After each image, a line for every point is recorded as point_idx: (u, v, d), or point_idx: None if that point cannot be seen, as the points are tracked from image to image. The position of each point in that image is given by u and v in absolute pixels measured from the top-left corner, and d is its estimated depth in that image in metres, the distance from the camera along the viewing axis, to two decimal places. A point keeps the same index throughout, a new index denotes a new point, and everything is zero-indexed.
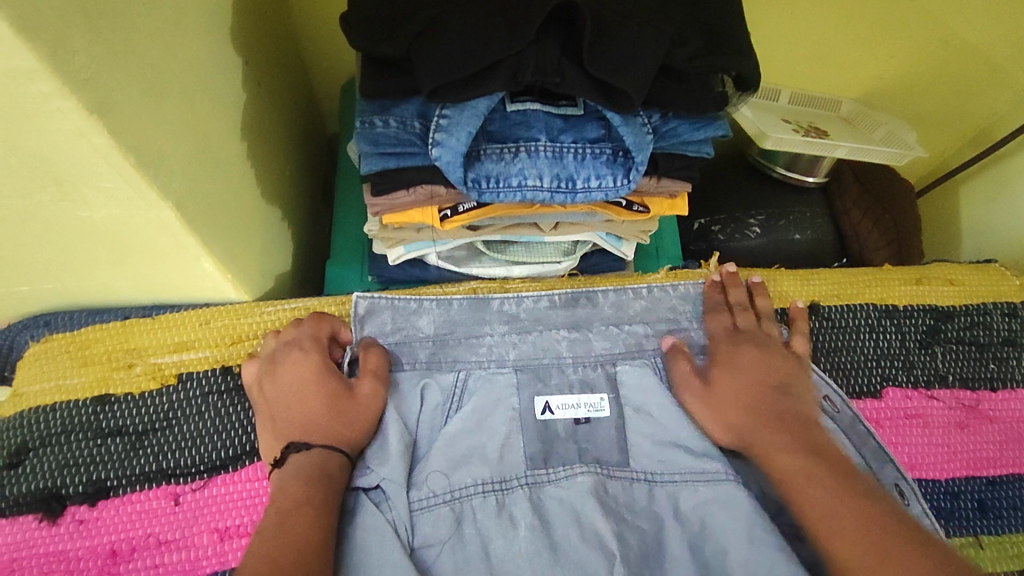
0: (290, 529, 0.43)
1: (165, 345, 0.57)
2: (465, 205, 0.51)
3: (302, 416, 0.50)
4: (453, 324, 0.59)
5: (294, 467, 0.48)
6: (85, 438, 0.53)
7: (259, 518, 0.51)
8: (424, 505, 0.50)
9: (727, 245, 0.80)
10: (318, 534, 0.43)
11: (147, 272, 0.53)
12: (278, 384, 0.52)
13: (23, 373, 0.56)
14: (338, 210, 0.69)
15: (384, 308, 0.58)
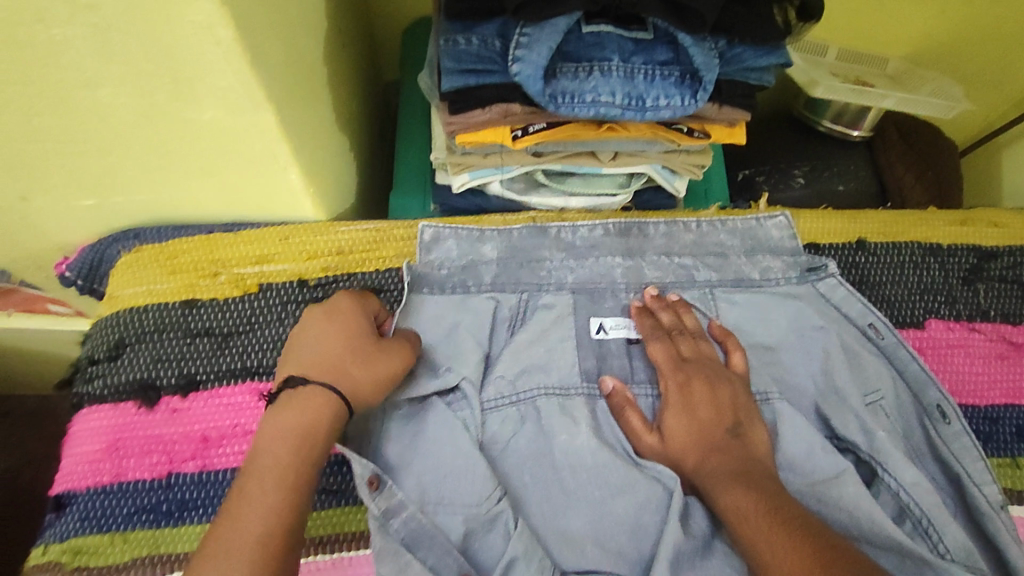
0: (258, 489, 0.39)
1: (248, 257, 0.60)
2: (536, 125, 0.54)
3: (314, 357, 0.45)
4: (517, 251, 0.62)
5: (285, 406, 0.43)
6: (176, 336, 0.57)
7: None
8: (494, 405, 0.54)
9: (772, 196, 0.82)
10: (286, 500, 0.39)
11: (236, 184, 0.57)
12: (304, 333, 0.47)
13: (116, 279, 0.60)
14: (402, 145, 0.72)
15: (449, 236, 0.62)
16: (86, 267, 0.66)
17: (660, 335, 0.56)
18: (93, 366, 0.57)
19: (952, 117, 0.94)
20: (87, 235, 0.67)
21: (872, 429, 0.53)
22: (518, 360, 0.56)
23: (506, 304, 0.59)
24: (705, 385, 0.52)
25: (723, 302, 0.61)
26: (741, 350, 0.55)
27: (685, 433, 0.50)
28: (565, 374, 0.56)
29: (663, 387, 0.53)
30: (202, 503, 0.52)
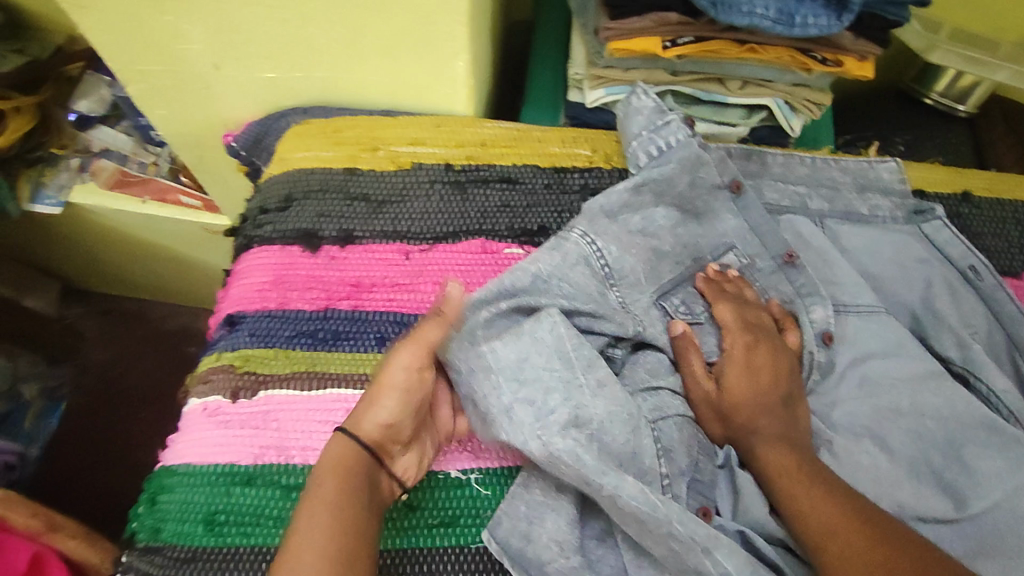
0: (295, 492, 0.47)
1: (404, 138, 0.68)
2: (684, 38, 0.60)
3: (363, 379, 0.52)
4: (700, 162, 0.63)
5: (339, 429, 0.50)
6: (338, 197, 0.65)
7: (479, 279, 0.62)
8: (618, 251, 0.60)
9: None
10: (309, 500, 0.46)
11: (407, 67, 0.65)
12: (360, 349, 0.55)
13: (287, 145, 0.69)
14: (535, 67, 0.79)
15: (632, 112, 0.66)
16: (250, 140, 0.74)
17: (728, 300, 0.60)
18: (263, 214, 0.65)
19: None
20: (253, 111, 0.76)
21: (969, 343, 0.59)
22: (634, 219, 0.62)
23: (646, 176, 0.62)
24: (762, 354, 0.57)
25: (832, 229, 0.65)
26: (797, 330, 0.60)
27: (743, 386, 0.55)
28: (677, 272, 0.62)
29: (730, 344, 0.58)
30: (354, 335, 0.60)
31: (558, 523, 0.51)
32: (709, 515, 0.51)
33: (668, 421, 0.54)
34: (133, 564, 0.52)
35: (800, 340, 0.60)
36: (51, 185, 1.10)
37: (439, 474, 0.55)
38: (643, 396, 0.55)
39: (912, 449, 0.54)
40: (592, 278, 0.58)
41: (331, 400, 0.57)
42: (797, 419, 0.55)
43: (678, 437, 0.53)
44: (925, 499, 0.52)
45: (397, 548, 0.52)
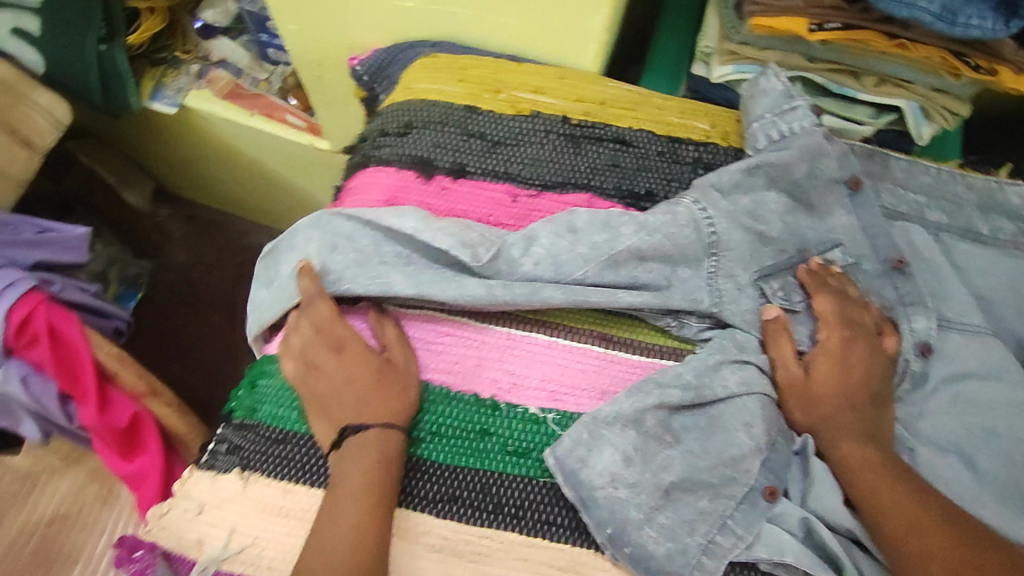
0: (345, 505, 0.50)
1: (526, 85, 0.69)
2: (833, 23, 0.58)
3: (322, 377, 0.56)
4: (823, 152, 0.62)
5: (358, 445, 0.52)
6: (456, 132, 0.67)
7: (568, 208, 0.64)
8: (725, 227, 0.60)
9: None
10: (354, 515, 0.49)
11: (545, 14, 0.66)
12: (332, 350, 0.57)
13: (414, 75, 0.71)
14: (661, 35, 0.78)
15: (761, 92, 0.65)
16: (375, 65, 0.77)
17: (831, 294, 0.59)
18: (383, 137, 0.68)
19: None
20: (382, 37, 0.78)
21: None
22: (747, 196, 0.62)
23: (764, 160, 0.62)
24: (859, 352, 0.57)
25: (947, 245, 0.64)
26: (895, 336, 0.59)
27: (831, 379, 0.56)
28: (779, 260, 0.61)
29: (825, 336, 0.58)
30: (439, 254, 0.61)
31: (614, 457, 0.52)
32: (775, 495, 0.52)
33: (749, 395, 0.55)
34: (228, 436, 0.58)
35: (896, 348, 0.59)
36: (171, 86, 1.17)
37: (519, 408, 0.57)
38: (731, 365, 0.57)
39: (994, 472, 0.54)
40: (691, 258, 0.60)
41: (441, 323, 0.60)
42: (881, 423, 0.55)
43: (757, 414, 0.54)
44: (999, 519, 0.52)
45: (470, 467, 0.55)
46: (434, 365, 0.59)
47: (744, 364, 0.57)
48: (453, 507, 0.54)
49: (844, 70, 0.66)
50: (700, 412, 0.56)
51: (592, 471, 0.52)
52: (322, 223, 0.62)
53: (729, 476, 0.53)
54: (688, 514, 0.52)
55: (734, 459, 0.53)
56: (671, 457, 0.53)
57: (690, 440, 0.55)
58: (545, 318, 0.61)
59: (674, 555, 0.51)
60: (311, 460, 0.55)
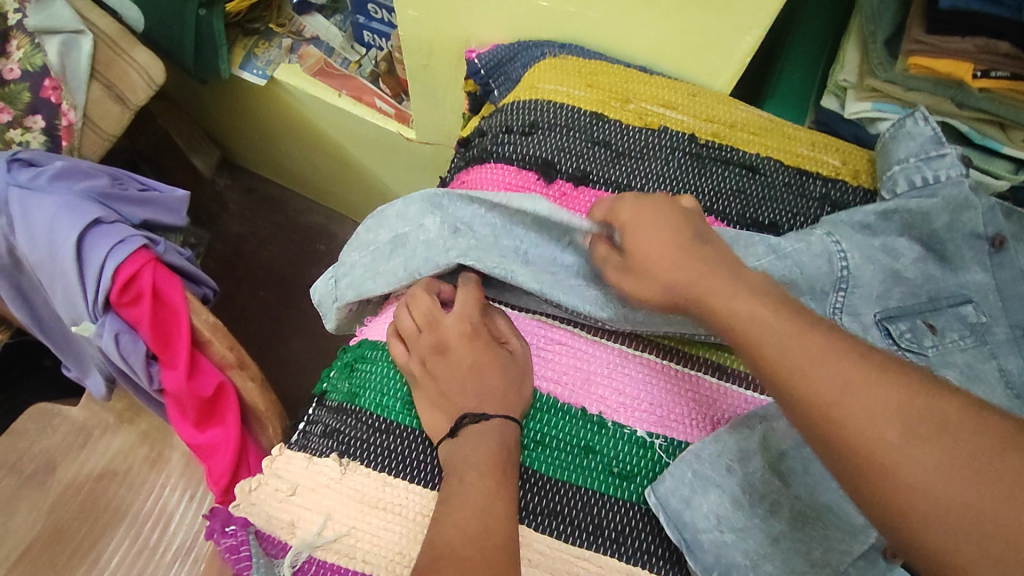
0: (475, 482, 0.48)
1: (655, 99, 0.67)
2: (1000, 73, 0.57)
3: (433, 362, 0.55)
4: (967, 205, 0.58)
5: (477, 435, 0.50)
6: (581, 138, 0.65)
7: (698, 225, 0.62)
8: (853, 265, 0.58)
9: None
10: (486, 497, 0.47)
11: (687, 29, 0.64)
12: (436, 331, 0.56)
13: (540, 74, 0.70)
14: (788, 63, 0.76)
15: (905, 134, 0.63)
16: (494, 61, 0.76)
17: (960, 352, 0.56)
18: (506, 134, 0.67)
19: None
20: (503, 34, 0.76)
21: None
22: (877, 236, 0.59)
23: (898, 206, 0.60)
24: None
25: None
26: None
27: None
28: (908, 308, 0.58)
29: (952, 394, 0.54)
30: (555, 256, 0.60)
31: (722, 498, 0.51)
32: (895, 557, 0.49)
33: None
34: (323, 418, 0.56)
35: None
36: (262, 57, 1.16)
37: (626, 429, 0.55)
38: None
39: None
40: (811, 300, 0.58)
41: (555, 331, 0.59)
42: None
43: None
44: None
45: (570, 483, 0.53)
46: (543, 372, 0.57)
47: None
48: (551, 522, 0.51)
49: (992, 121, 0.64)
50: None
51: (694, 512, 0.50)
52: (441, 206, 0.60)
53: (847, 530, 0.49)
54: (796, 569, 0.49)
55: (854, 513, 0.50)
56: (784, 503, 0.50)
57: (804, 484, 0.51)
58: (658, 340, 0.58)
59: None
60: (412, 454, 0.53)
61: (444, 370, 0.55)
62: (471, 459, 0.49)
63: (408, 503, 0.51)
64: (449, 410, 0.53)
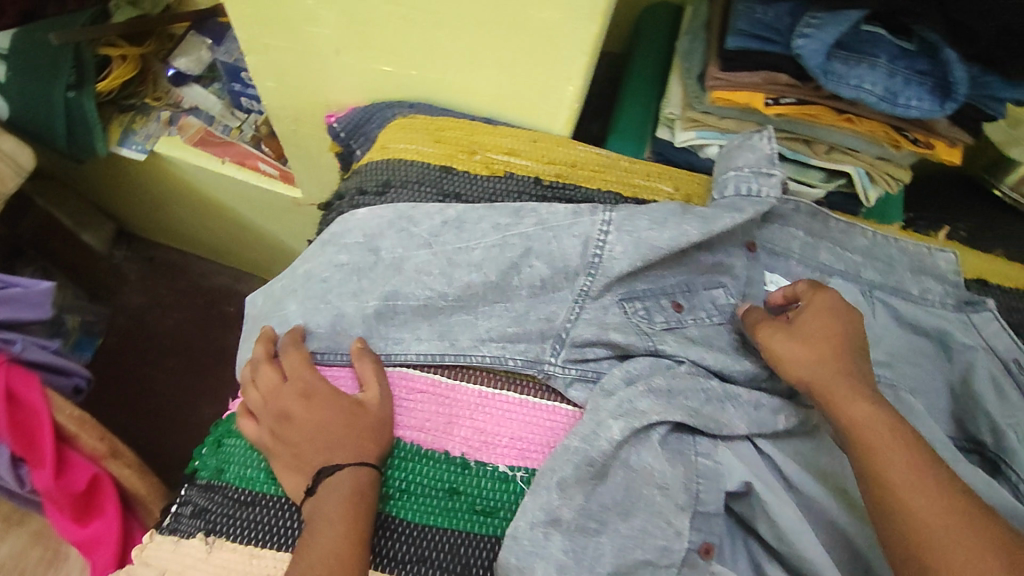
0: (325, 531, 0.49)
1: (500, 148, 0.71)
2: (787, 99, 0.63)
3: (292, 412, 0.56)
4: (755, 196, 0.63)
5: (330, 488, 0.52)
6: (431, 192, 0.68)
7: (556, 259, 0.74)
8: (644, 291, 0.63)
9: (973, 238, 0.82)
10: (335, 545, 0.48)
11: (516, 82, 0.69)
12: (284, 382, 0.58)
13: (390, 135, 0.73)
14: (627, 101, 0.83)
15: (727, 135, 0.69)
16: (352, 123, 0.79)
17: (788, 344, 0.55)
18: (360, 195, 0.69)
19: None
20: (358, 97, 0.80)
21: None
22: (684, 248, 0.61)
23: (694, 230, 0.61)
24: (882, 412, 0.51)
25: (880, 303, 0.67)
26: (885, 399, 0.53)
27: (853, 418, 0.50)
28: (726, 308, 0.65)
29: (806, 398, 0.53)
30: (398, 304, 0.61)
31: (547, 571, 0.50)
32: (710, 553, 0.52)
33: (658, 457, 0.53)
34: (193, 498, 0.56)
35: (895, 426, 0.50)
36: (140, 132, 1.16)
37: (488, 466, 0.57)
38: (621, 421, 0.53)
39: None
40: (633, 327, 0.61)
41: (414, 379, 0.60)
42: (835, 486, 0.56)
43: (673, 474, 0.52)
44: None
45: (437, 526, 0.54)
46: (406, 422, 0.59)
47: (646, 432, 0.54)
48: (417, 570, 0.53)
49: (798, 138, 0.70)
50: (615, 479, 0.53)
51: None
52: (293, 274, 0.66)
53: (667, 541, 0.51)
54: None
55: (664, 526, 0.51)
56: (602, 544, 0.51)
57: (613, 515, 0.52)
58: (514, 376, 0.61)
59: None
60: (279, 522, 0.54)
61: (293, 431, 0.55)
62: (324, 510, 0.50)
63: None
64: (308, 475, 0.54)
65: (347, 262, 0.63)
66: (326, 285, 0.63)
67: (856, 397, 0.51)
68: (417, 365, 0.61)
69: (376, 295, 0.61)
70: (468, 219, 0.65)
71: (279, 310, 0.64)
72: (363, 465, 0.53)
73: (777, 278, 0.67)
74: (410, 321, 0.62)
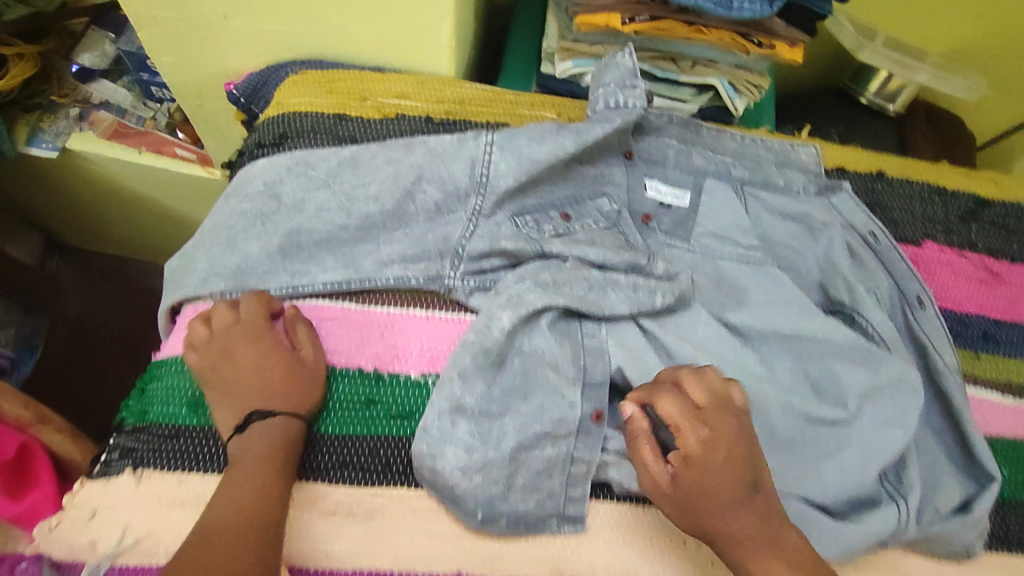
0: (246, 469, 0.53)
1: (391, 92, 0.76)
2: (641, 16, 0.69)
3: (222, 360, 0.58)
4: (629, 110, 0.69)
5: (258, 431, 0.55)
6: (328, 138, 0.72)
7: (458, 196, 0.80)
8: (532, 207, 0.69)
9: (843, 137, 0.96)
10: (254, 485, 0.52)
11: (395, 27, 0.73)
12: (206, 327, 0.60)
13: (283, 91, 0.76)
14: (514, 43, 0.88)
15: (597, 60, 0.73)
16: (250, 88, 0.81)
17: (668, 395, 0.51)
18: (259, 148, 0.72)
19: (972, 103, 1.06)
20: (254, 62, 0.83)
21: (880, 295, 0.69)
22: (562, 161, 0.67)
23: (571, 142, 0.68)
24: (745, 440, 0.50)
25: (751, 197, 0.74)
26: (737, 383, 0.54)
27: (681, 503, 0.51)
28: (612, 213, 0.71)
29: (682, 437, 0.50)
30: (302, 241, 0.65)
31: (457, 452, 0.56)
32: (600, 419, 0.60)
33: (547, 339, 0.61)
34: (122, 442, 0.59)
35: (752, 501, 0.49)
36: (50, 130, 1.14)
37: (401, 375, 0.63)
38: (509, 310, 0.60)
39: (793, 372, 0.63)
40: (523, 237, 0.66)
41: (326, 307, 0.65)
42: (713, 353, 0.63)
43: (560, 352, 0.61)
44: (808, 401, 0.60)
45: (358, 434, 0.60)
46: (322, 346, 0.63)
47: (535, 319, 0.62)
48: (346, 474, 0.58)
49: (664, 57, 0.77)
50: (510, 364, 0.60)
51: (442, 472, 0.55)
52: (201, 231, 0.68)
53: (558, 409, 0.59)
54: (537, 465, 0.58)
55: (559, 400, 0.59)
56: (505, 424, 0.58)
57: (513, 398, 0.59)
58: (420, 294, 0.66)
59: (544, 502, 0.58)
60: (209, 448, 0.58)
61: (231, 370, 0.58)
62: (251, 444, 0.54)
63: (206, 492, 0.56)
64: (228, 399, 0.57)
65: (250, 209, 0.66)
66: (232, 231, 0.65)
67: (755, 528, 0.48)
68: (328, 295, 0.65)
69: (280, 235, 0.65)
70: (363, 156, 0.69)
71: (186, 264, 0.66)
72: (293, 417, 0.57)
73: (655, 183, 0.74)
74: (317, 255, 0.65)
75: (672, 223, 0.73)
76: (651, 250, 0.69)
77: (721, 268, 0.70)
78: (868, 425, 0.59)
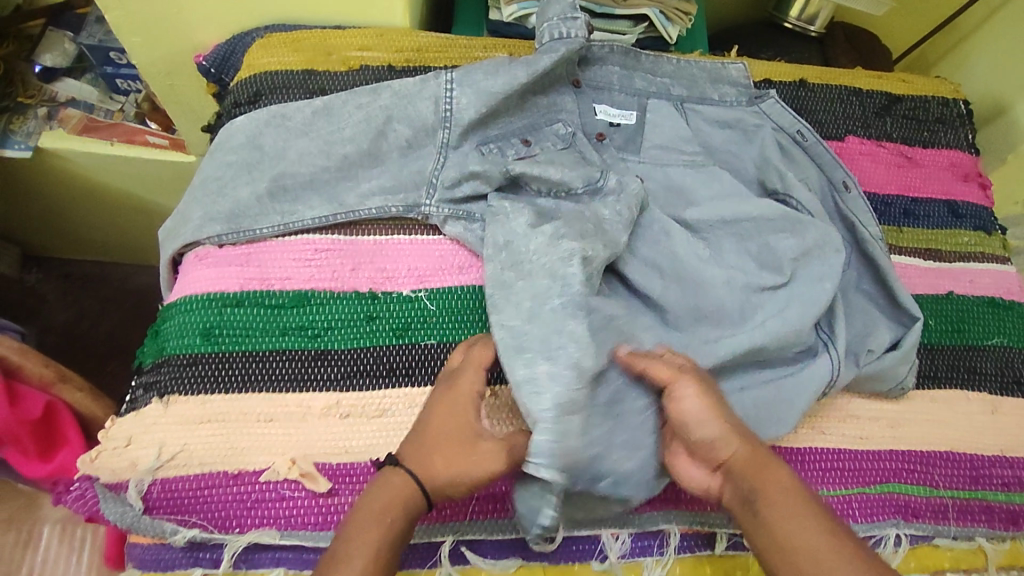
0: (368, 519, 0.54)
1: (352, 46, 0.82)
2: None
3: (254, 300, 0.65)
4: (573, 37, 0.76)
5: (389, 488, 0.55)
6: (300, 92, 0.78)
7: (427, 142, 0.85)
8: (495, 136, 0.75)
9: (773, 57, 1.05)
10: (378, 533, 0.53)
11: None
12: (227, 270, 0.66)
13: (252, 54, 0.81)
14: None
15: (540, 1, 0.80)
16: (218, 58, 0.86)
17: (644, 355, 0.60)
18: (237, 108, 0.78)
19: (884, 18, 1.15)
20: (219, 34, 0.87)
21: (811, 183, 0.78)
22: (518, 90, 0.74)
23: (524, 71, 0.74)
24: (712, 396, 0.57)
25: (690, 111, 0.82)
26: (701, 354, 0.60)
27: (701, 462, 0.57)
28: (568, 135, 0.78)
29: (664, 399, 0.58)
30: (287, 183, 0.71)
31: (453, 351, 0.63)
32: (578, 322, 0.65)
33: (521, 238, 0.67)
34: (145, 379, 0.65)
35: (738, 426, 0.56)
36: (20, 131, 1.17)
37: (393, 293, 0.70)
38: None
39: (739, 255, 0.71)
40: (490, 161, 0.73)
41: (317, 241, 0.71)
42: (667, 245, 0.70)
43: None
44: (752, 275, 0.69)
45: (361, 346, 0.66)
46: (317, 275, 0.69)
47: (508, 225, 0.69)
48: (356, 380, 0.65)
49: None
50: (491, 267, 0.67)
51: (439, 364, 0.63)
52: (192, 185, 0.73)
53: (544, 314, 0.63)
54: None
55: None
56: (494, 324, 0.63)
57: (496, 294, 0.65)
58: (402, 221, 0.73)
59: None
60: (226, 371, 0.64)
61: None
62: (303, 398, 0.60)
63: (229, 410, 0.62)
64: None
65: (234, 159, 0.72)
66: (221, 180, 0.71)
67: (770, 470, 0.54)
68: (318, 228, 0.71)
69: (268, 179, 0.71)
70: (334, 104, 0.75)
71: (181, 216, 0.71)
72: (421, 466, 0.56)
73: (604, 107, 0.81)
74: (303, 194, 0.71)
75: (623, 140, 0.80)
76: (605, 164, 0.76)
77: (670, 175, 0.78)
78: (804, 284, 0.69)
